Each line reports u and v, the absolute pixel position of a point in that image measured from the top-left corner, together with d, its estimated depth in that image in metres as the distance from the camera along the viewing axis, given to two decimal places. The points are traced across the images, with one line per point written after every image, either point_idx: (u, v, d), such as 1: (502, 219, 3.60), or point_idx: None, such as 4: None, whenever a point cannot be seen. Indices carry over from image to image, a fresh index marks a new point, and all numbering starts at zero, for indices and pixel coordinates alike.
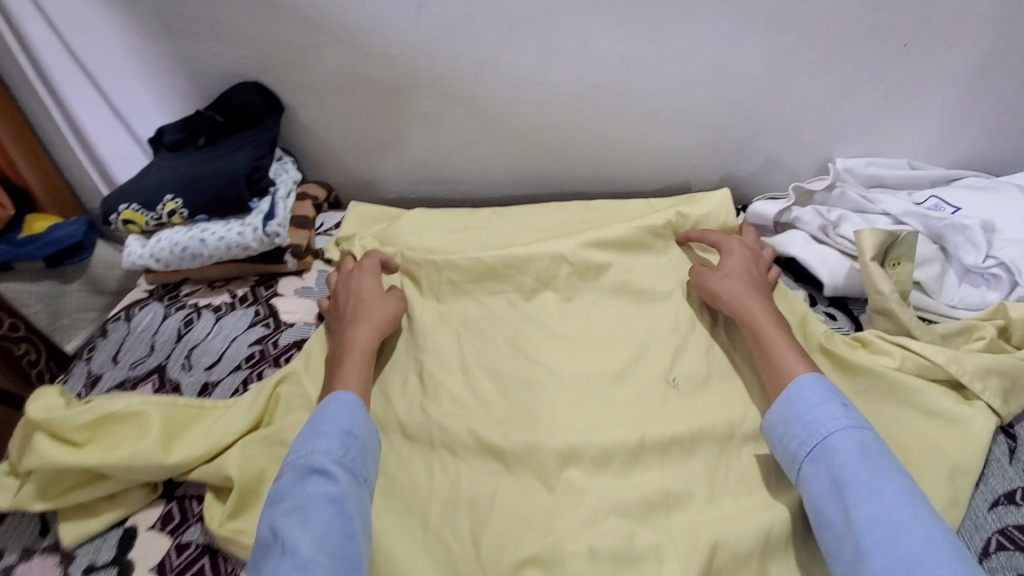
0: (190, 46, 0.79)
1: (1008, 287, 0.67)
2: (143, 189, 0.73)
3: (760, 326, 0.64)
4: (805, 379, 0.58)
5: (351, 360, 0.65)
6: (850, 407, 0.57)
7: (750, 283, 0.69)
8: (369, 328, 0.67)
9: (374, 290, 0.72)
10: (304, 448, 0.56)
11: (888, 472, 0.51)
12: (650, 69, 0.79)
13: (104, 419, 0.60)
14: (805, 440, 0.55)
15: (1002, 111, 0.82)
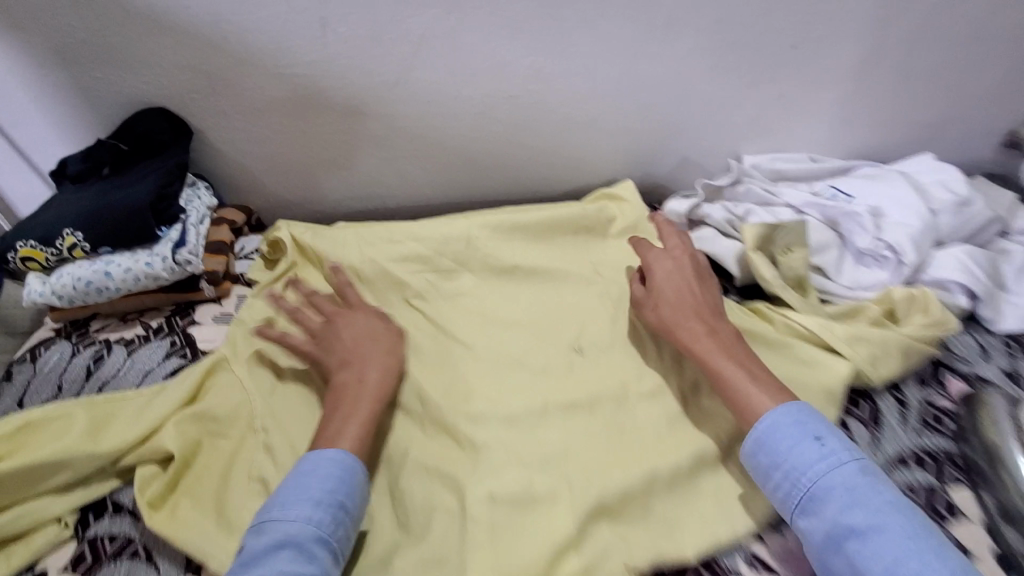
0: (87, 74, 0.76)
1: (896, 268, 0.70)
2: (40, 225, 0.70)
3: (704, 350, 0.60)
4: (770, 412, 0.54)
5: (359, 404, 0.58)
6: (826, 437, 0.52)
7: (683, 297, 0.66)
8: (376, 365, 0.61)
9: (372, 322, 0.66)
10: (293, 506, 0.51)
11: (888, 515, 0.47)
12: (559, 77, 0.81)
13: (27, 427, 0.59)
14: (791, 489, 0.51)
15: (885, 104, 0.88)
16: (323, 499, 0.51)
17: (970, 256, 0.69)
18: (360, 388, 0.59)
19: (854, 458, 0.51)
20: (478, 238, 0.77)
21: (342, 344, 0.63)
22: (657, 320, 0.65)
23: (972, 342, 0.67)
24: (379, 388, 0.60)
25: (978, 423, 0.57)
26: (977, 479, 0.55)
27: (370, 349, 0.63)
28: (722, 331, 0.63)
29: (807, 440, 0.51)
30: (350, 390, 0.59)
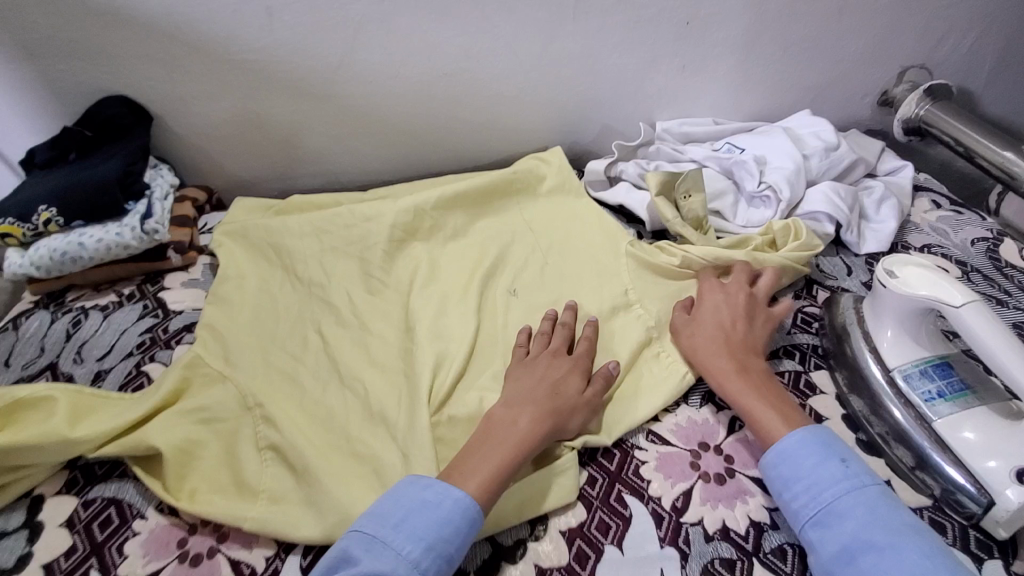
0: (51, 66, 0.82)
1: (777, 206, 0.83)
2: (16, 204, 0.77)
3: (732, 382, 0.60)
4: (784, 431, 0.55)
5: (501, 447, 0.54)
6: (851, 460, 0.52)
7: (719, 332, 0.65)
8: (535, 412, 0.57)
9: (574, 376, 0.62)
10: (405, 538, 0.48)
11: (907, 535, 0.47)
12: (488, 57, 0.91)
13: (15, 405, 0.59)
14: (808, 503, 0.51)
15: (773, 71, 1.01)
16: (433, 545, 0.48)
17: (835, 190, 0.82)
18: (510, 431, 0.56)
19: (876, 483, 0.51)
20: (426, 210, 0.84)
21: (525, 388, 0.60)
22: (688, 349, 0.65)
23: (840, 262, 0.81)
24: (530, 439, 0.55)
25: (834, 320, 0.68)
26: (832, 362, 0.66)
27: (545, 398, 0.59)
28: (755, 368, 0.61)
29: (832, 459, 0.52)
30: (503, 428, 0.56)
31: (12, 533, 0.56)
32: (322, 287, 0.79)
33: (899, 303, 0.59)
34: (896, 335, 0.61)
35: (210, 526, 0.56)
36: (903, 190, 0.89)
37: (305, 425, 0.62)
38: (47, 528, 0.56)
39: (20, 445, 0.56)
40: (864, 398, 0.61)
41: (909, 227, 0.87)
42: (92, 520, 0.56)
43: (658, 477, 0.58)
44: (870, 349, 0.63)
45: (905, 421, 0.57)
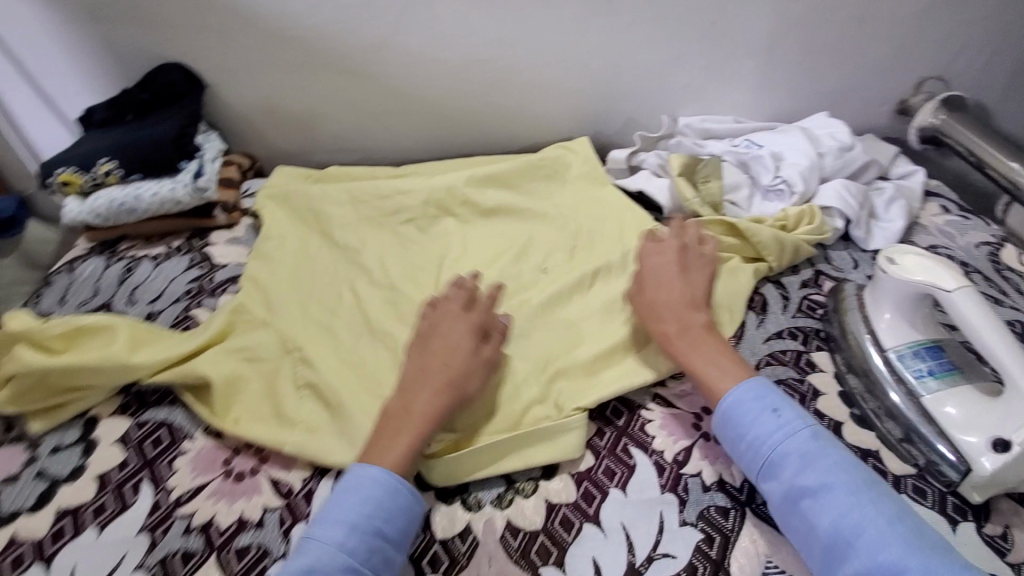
0: (116, 31, 0.89)
1: (789, 198, 0.87)
2: (78, 155, 0.83)
3: (683, 343, 0.63)
4: (735, 390, 0.58)
5: (405, 428, 0.56)
6: (782, 408, 0.56)
7: (664, 297, 0.66)
8: (431, 389, 0.58)
9: (465, 340, 0.61)
10: (329, 526, 0.50)
11: (835, 473, 0.51)
12: (520, 46, 0.96)
13: (79, 331, 0.64)
14: (753, 456, 0.55)
15: (793, 75, 1.05)
16: (356, 525, 0.50)
17: (846, 187, 0.86)
18: (411, 410, 0.57)
19: (807, 424, 0.55)
20: (458, 187, 0.90)
21: (419, 364, 0.60)
22: (644, 314, 0.67)
23: (848, 256, 0.85)
24: (431, 415, 0.57)
25: (837, 305, 0.72)
26: (833, 345, 0.71)
27: (438, 372, 0.59)
28: (700, 328, 0.64)
29: (764, 413, 0.55)
30: (403, 410, 0.57)
31: (68, 447, 0.62)
32: (356, 251, 0.84)
33: (896, 288, 0.64)
34: (892, 318, 0.66)
35: (253, 450, 0.62)
36: (914, 193, 0.93)
37: (340, 369, 0.68)
38: (101, 444, 0.62)
39: (83, 366, 0.62)
40: (862, 377, 0.66)
41: (916, 228, 0.90)
42: (144, 439, 0.62)
43: (662, 434, 0.63)
44: (869, 332, 0.67)
45: (898, 399, 0.62)
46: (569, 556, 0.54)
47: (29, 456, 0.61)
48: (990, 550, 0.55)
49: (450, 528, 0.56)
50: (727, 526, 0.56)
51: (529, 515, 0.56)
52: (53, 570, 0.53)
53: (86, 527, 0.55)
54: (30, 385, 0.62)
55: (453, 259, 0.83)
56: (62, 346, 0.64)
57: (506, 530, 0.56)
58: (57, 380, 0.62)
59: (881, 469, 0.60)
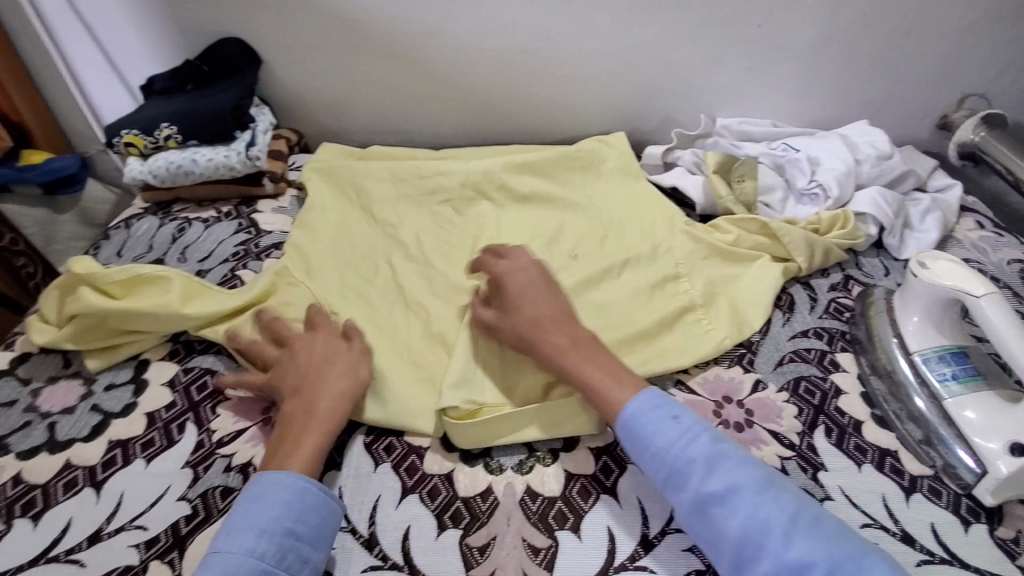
0: (183, 4, 0.94)
1: (823, 202, 0.88)
2: (141, 118, 0.89)
3: (572, 352, 0.60)
4: (634, 401, 0.56)
5: (310, 428, 0.56)
6: (680, 414, 0.54)
7: (534, 311, 0.63)
8: (327, 390, 0.59)
9: (327, 346, 0.63)
10: (236, 536, 0.49)
11: (739, 474, 0.50)
12: (565, 39, 0.98)
13: (137, 279, 0.68)
14: (659, 466, 0.53)
15: (835, 82, 1.05)
16: (266, 529, 0.49)
17: (882, 194, 0.86)
18: (311, 414, 0.57)
19: (704, 428, 0.54)
20: (495, 172, 0.92)
21: (293, 373, 0.60)
22: (516, 338, 0.63)
23: (879, 263, 0.85)
24: (334, 415, 0.58)
25: (865, 309, 0.73)
26: (858, 347, 0.71)
27: (324, 373, 0.60)
28: (579, 332, 0.62)
29: (665, 420, 0.54)
30: (302, 416, 0.57)
31: (121, 385, 0.66)
32: (394, 227, 0.87)
33: (926, 293, 0.65)
34: (920, 322, 0.66)
35: None
36: (950, 206, 0.92)
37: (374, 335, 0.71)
38: (150, 385, 0.66)
39: (137, 313, 0.66)
40: (885, 379, 0.67)
41: (950, 242, 0.90)
42: (190, 384, 0.66)
43: None
44: (895, 335, 0.68)
45: (921, 403, 0.63)
46: (585, 523, 0.56)
47: (85, 391, 0.66)
48: (1001, 553, 0.55)
49: (472, 488, 0.58)
50: None
51: (548, 482, 0.59)
52: (102, 494, 0.57)
53: (134, 458, 0.59)
54: (89, 325, 0.67)
55: (486, 240, 0.86)
56: (119, 293, 0.68)
57: (526, 494, 0.58)
58: (114, 323, 0.66)
59: (898, 469, 0.61)
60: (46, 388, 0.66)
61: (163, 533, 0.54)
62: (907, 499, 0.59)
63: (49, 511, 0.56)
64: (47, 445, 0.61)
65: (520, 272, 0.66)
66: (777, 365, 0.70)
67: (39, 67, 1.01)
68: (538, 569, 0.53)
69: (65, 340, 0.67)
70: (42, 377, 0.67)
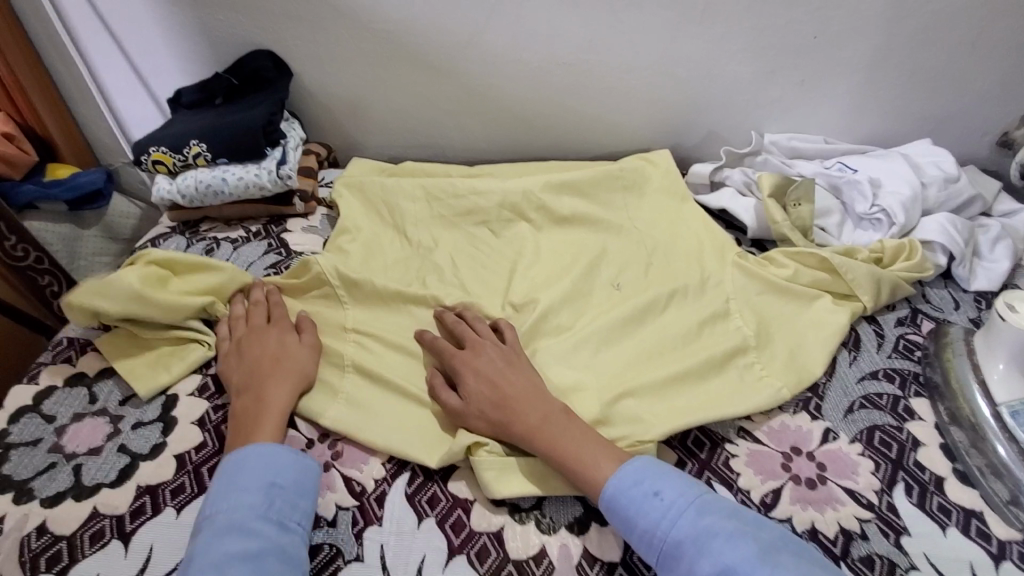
0: (213, 16, 0.91)
1: (887, 228, 0.82)
2: (171, 135, 0.86)
3: (543, 430, 0.56)
4: (615, 477, 0.53)
5: (261, 417, 0.58)
6: (663, 488, 0.51)
7: (497, 392, 0.59)
8: (274, 381, 0.61)
9: (282, 337, 0.66)
10: (219, 501, 0.51)
11: (729, 554, 0.46)
12: (608, 51, 0.93)
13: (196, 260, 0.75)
14: (650, 549, 0.50)
15: (894, 97, 0.99)
16: (249, 485, 0.52)
17: (950, 221, 0.80)
18: (259, 405, 0.59)
19: (689, 501, 0.50)
20: (534, 191, 0.88)
21: (245, 363, 0.63)
22: (484, 423, 0.59)
23: (948, 295, 0.79)
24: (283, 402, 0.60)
25: (940, 351, 0.68)
26: (934, 392, 0.66)
27: (268, 368, 0.62)
28: (551, 406, 0.58)
29: (643, 499, 0.51)
30: (250, 409, 0.59)
31: (149, 424, 0.63)
32: (429, 250, 0.83)
33: (1014, 338, 0.61)
34: (1007, 368, 0.62)
35: (328, 442, 0.62)
36: (1019, 232, 0.86)
37: (412, 374, 0.67)
38: (180, 425, 0.63)
39: (209, 265, 0.71)
40: (966, 430, 0.61)
41: (1021, 271, 0.84)
42: (221, 423, 0.63)
43: (748, 472, 0.60)
44: (978, 381, 0.63)
45: (1006, 455, 0.58)
46: None
47: (112, 430, 0.63)
48: None
49: (524, 549, 0.54)
50: None
51: (606, 544, 0.54)
52: (130, 549, 0.53)
53: (164, 507, 0.56)
54: None
55: (524, 266, 0.81)
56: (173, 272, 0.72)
57: (583, 558, 0.53)
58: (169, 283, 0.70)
59: (984, 532, 0.56)
60: (71, 426, 0.63)
61: None
62: (999, 568, 0.53)
63: (75, 567, 0.52)
64: (73, 491, 0.57)
65: (477, 352, 0.63)
66: (846, 412, 0.65)
67: (65, 76, 1.00)
68: None
69: (98, 295, 0.65)
70: (68, 415, 0.64)
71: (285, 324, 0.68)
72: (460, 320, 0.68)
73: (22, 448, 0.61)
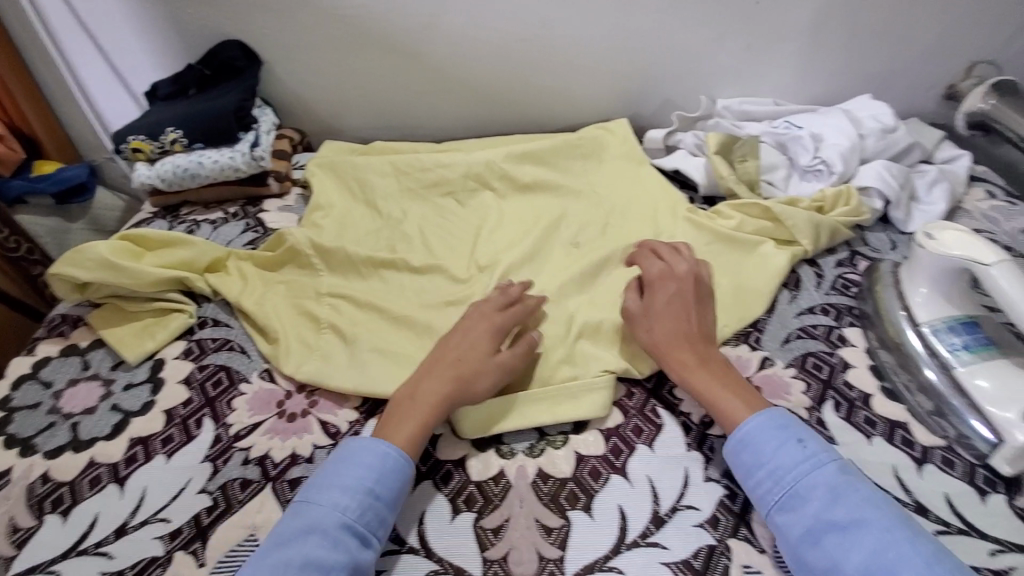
0: (182, 10, 0.96)
1: (828, 178, 0.87)
2: (148, 124, 0.90)
3: (700, 370, 0.62)
4: (754, 421, 0.57)
5: (409, 414, 0.59)
6: (808, 438, 0.55)
7: (670, 325, 0.65)
8: (438, 379, 0.61)
9: (485, 340, 0.64)
10: (326, 490, 0.54)
11: (867, 509, 0.50)
12: (563, 26, 0.98)
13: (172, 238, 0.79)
14: (773, 488, 0.54)
15: (838, 58, 1.04)
16: (352, 486, 0.54)
17: (886, 168, 0.85)
18: (416, 399, 0.60)
19: (833, 459, 0.54)
20: (497, 161, 0.92)
21: (439, 348, 0.64)
22: (644, 340, 0.66)
23: (886, 238, 0.85)
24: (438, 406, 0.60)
25: (872, 284, 0.73)
26: (866, 321, 0.71)
27: (448, 366, 0.62)
28: (712, 353, 0.64)
29: (788, 440, 0.55)
30: (409, 400, 0.60)
31: (139, 384, 0.68)
32: (398, 221, 0.88)
33: (933, 262, 0.64)
34: (928, 292, 0.66)
35: (305, 393, 0.67)
36: (959, 177, 0.91)
37: (383, 331, 0.72)
38: (167, 384, 0.68)
39: (182, 240, 0.76)
40: (894, 352, 0.66)
41: (959, 213, 0.89)
42: (205, 381, 0.68)
43: (690, 398, 0.66)
44: (903, 307, 0.68)
45: (933, 375, 0.63)
46: (595, 502, 0.58)
47: (105, 391, 0.68)
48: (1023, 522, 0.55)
49: (485, 472, 0.61)
50: None
51: (559, 464, 0.61)
52: (126, 490, 0.59)
53: (155, 454, 0.62)
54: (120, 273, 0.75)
55: (489, 230, 0.86)
56: (149, 248, 0.77)
57: (537, 476, 0.60)
58: (147, 257, 0.75)
59: (909, 440, 0.61)
60: (68, 390, 0.68)
61: (186, 525, 0.57)
62: (920, 470, 0.59)
63: (78, 506, 0.58)
64: (71, 445, 0.63)
65: (675, 290, 0.67)
66: (784, 342, 0.71)
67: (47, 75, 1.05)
68: (552, 548, 0.55)
69: (73, 265, 0.70)
70: (64, 381, 0.69)
71: (503, 324, 0.66)
72: (683, 248, 0.72)
73: (25, 411, 0.67)
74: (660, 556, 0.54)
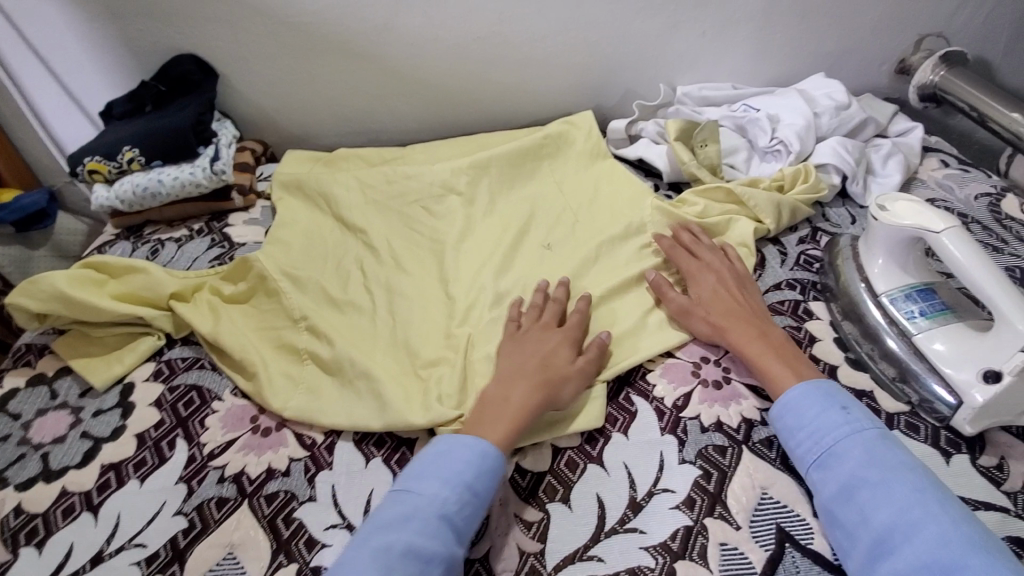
0: (130, 26, 0.94)
1: (786, 157, 0.88)
2: (104, 144, 0.89)
3: (754, 342, 0.64)
4: (799, 390, 0.59)
5: (502, 417, 0.59)
6: (852, 407, 0.57)
7: (721, 305, 0.68)
8: (524, 386, 0.61)
9: (565, 349, 0.65)
10: (428, 479, 0.54)
11: (902, 472, 0.52)
12: (518, 22, 0.98)
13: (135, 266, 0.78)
14: (810, 448, 0.56)
15: (791, 38, 1.06)
16: (456, 479, 0.54)
17: (842, 144, 0.87)
18: (506, 405, 0.60)
19: (874, 427, 0.56)
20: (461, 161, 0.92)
21: (516, 357, 0.64)
22: (698, 326, 0.68)
23: (846, 213, 0.87)
24: (524, 411, 0.59)
25: (832, 259, 0.75)
26: (828, 295, 0.73)
27: (535, 371, 0.62)
28: (768, 329, 0.66)
29: (834, 406, 0.57)
30: (499, 404, 0.60)
31: (109, 410, 0.67)
32: None
33: (888, 233, 0.66)
34: (885, 263, 0.68)
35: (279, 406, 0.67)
36: (913, 148, 0.93)
37: (354, 339, 0.72)
38: (137, 407, 0.67)
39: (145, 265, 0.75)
40: (857, 323, 0.68)
41: (915, 183, 0.91)
42: (177, 402, 0.68)
43: (663, 382, 0.67)
44: (863, 279, 0.69)
45: (895, 344, 0.65)
46: (574, 493, 0.59)
47: (74, 420, 0.67)
48: (986, 480, 0.57)
49: None
50: (724, 462, 0.60)
51: (536, 458, 0.62)
52: (100, 517, 0.58)
53: (128, 479, 0.61)
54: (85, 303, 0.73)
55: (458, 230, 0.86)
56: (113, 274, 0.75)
57: (515, 471, 0.61)
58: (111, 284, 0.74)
59: (875, 408, 0.63)
60: (36, 421, 0.67)
61: (163, 548, 0.56)
62: None
63: (52, 538, 0.58)
64: (42, 475, 0.62)
65: (718, 274, 0.71)
66: None
67: None
68: (533, 541, 0.56)
69: (32, 295, 0.69)
70: (32, 412, 0.68)
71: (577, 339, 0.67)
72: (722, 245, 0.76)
73: None
74: (638, 541, 0.55)
